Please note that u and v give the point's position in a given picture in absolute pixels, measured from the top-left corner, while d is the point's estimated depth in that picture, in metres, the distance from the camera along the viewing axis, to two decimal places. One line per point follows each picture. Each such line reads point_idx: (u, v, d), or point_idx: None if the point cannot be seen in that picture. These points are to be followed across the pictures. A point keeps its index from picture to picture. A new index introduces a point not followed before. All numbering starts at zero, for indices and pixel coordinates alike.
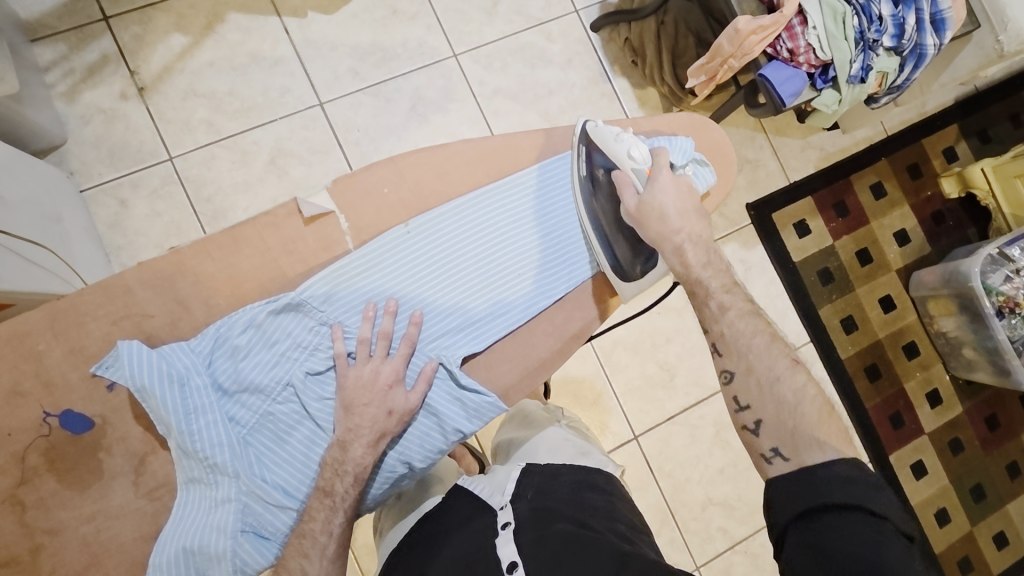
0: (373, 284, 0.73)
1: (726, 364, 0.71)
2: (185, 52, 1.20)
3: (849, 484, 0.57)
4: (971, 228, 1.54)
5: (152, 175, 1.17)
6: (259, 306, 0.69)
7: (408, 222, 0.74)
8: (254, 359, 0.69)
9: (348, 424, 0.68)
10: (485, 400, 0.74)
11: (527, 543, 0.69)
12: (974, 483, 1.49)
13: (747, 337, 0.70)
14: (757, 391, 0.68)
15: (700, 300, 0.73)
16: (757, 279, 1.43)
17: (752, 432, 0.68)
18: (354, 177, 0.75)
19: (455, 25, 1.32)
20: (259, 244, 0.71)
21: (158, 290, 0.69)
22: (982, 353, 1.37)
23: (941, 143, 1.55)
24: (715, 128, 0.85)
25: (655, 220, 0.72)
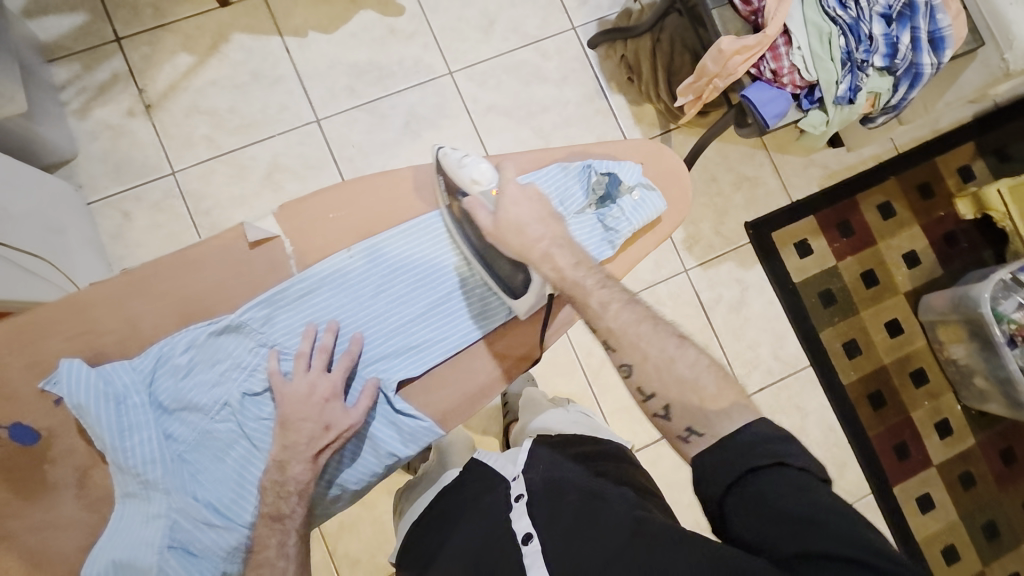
0: (313, 307, 0.74)
1: (623, 357, 0.68)
2: (190, 72, 1.25)
3: (768, 443, 0.57)
4: (987, 250, 1.47)
5: (154, 189, 1.22)
6: (202, 326, 0.71)
7: (350, 247, 0.75)
8: (194, 378, 0.71)
9: (284, 441, 0.70)
10: (418, 424, 0.75)
11: (541, 518, 0.71)
12: (987, 520, 1.41)
13: (627, 326, 0.67)
14: (659, 375, 0.65)
15: (579, 300, 0.70)
16: (755, 300, 1.40)
17: (664, 418, 0.64)
18: (303, 202, 0.76)
19: (451, 43, 1.34)
20: (210, 264, 0.74)
21: (111, 309, 0.72)
22: (994, 383, 1.30)
23: (955, 161, 1.49)
24: (673, 155, 0.84)
25: (513, 232, 0.71)
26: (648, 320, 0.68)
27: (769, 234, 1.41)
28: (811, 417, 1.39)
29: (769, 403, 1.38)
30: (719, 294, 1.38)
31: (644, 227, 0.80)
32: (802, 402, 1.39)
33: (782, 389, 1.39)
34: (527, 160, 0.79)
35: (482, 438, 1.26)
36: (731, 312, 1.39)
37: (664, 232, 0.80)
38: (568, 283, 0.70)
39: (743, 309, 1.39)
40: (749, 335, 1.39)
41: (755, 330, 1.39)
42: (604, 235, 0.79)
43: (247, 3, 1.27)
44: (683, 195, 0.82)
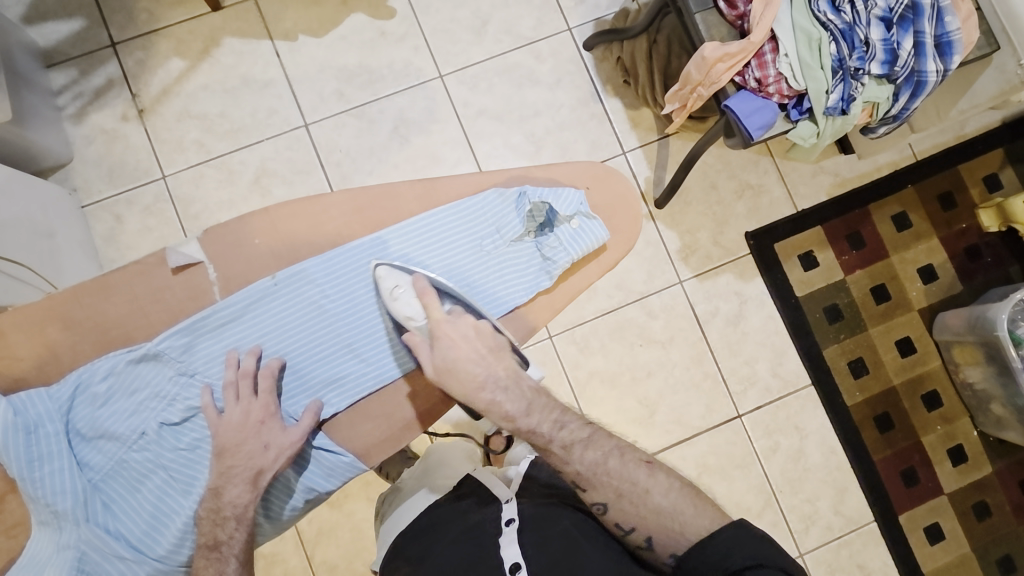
0: (234, 336, 0.73)
1: (596, 496, 0.71)
2: (182, 76, 1.26)
3: (738, 544, 0.63)
4: (1013, 265, 1.37)
5: (145, 193, 1.23)
6: (120, 355, 0.71)
7: (275, 274, 0.74)
8: (112, 407, 0.71)
9: (221, 467, 0.70)
10: (339, 460, 0.75)
11: (529, 545, 0.69)
12: (1002, 554, 1.33)
13: (593, 465, 0.72)
14: (634, 511, 0.70)
15: (542, 443, 0.72)
16: (754, 314, 1.34)
17: (647, 547, 0.69)
18: (226, 227, 0.74)
19: (442, 46, 1.31)
20: (129, 292, 0.73)
21: (31, 333, 0.71)
22: (1013, 411, 1.22)
23: (980, 170, 1.39)
24: (621, 177, 0.83)
25: (454, 380, 0.72)
26: (610, 451, 0.73)
27: (771, 244, 1.34)
28: (810, 439, 1.32)
29: (765, 423, 1.32)
30: (715, 308, 1.33)
31: (586, 255, 0.80)
32: (802, 422, 1.32)
33: (779, 409, 1.32)
34: (469, 185, 0.79)
35: None
36: (728, 326, 1.33)
37: (608, 262, 0.80)
38: (524, 430, 0.73)
39: (741, 323, 1.33)
40: (746, 351, 1.33)
41: (752, 345, 1.33)
42: (539, 269, 0.79)
43: (238, 7, 1.27)
44: (631, 220, 0.82)
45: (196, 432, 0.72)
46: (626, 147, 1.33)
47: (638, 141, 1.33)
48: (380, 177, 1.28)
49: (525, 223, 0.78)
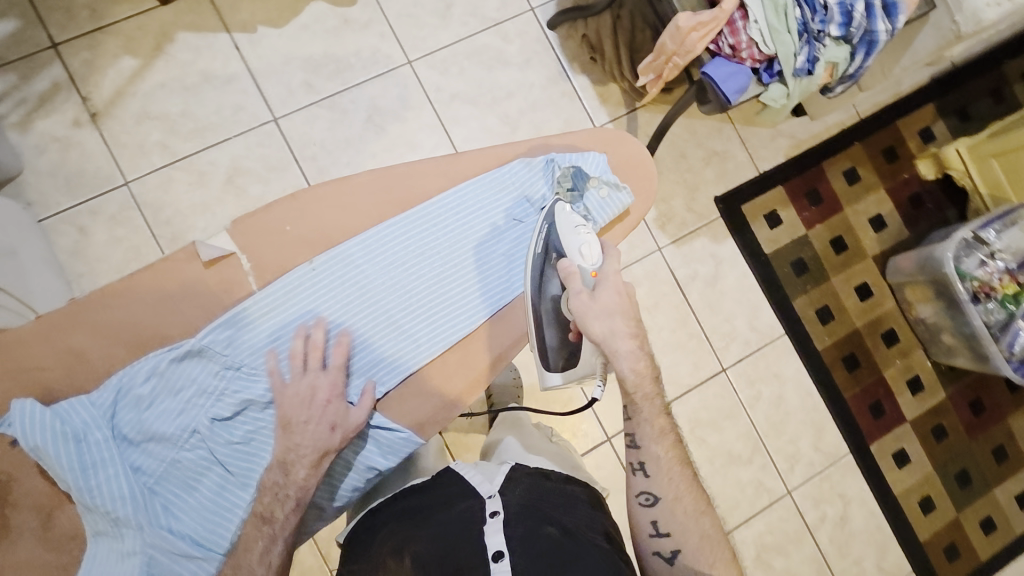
0: (280, 323, 0.77)
1: (650, 487, 0.77)
2: (136, 75, 1.19)
3: None
4: (951, 209, 1.51)
5: (110, 201, 1.17)
6: (161, 355, 0.73)
7: (311, 260, 0.78)
8: (158, 408, 0.73)
9: (288, 442, 0.72)
10: (396, 436, 0.79)
11: (515, 536, 0.69)
12: (959, 469, 1.48)
13: (667, 464, 0.77)
14: (679, 522, 0.75)
15: (643, 416, 0.76)
16: (729, 274, 1.41)
17: (665, 559, 0.76)
18: (254, 217, 0.79)
19: (409, 31, 1.30)
20: (156, 291, 0.76)
21: (53, 341, 0.73)
22: (960, 339, 1.35)
23: (916, 124, 1.51)
24: (635, 142, 0.89)
25: (597, 320, 0.74)
26: (689, 471, 0.78)
27: (739, 207, 1.42)
28: (788, 384, 1.42)
29: (747, 374, 1.40)
30: (694, 271, 1.40)
31: (612, 221, 0.86)
32: (780, 369, 1.42)
33: (759, 360, 1.41)
34: (489, 160, 0.85)
35: (469, 434, 1.22)
36: (706, 287, 1.40)
37: (633, 223, 0.86)
38: (636, 394, 0.75)
39: (718, 284, 1.40)
40: (725, 309, 1.40)
41: (730, 303, 1.41)
42: None
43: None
44: (646, 179, 0.88)
45: (249, 424, 0.75)
46: (597, 122, 1.36)
47: (609, 116, 1.37)
48: (359, 169, 1.26)
49: (552, 189, 0.84)
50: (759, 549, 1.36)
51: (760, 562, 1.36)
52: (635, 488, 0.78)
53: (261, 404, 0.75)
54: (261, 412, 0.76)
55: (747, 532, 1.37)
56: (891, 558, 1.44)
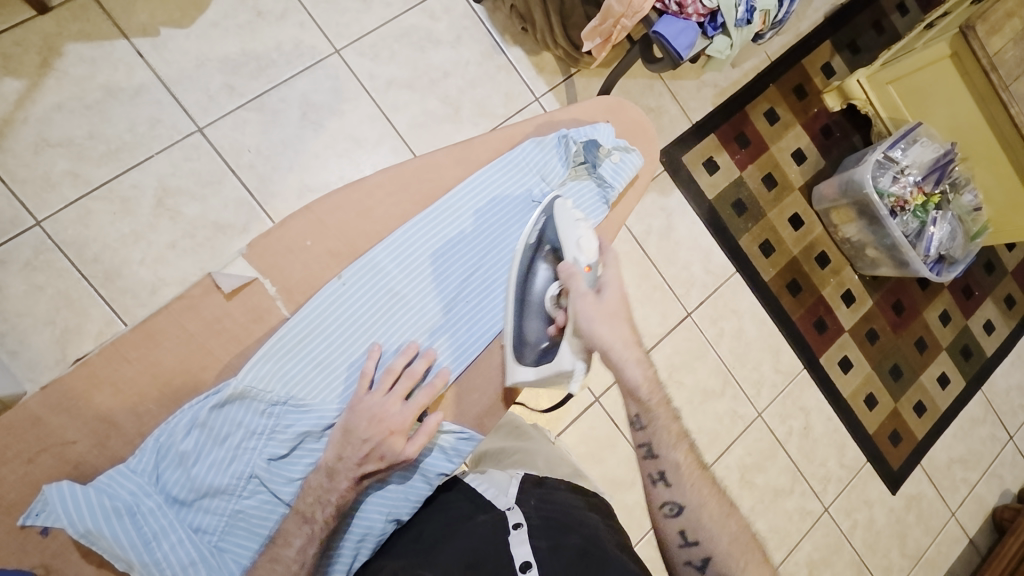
0: (321, 346, 0.77)
1: (674, 496, 0.79)
2: (24, 99, 1.04)
3: None
4: (856, 135, 1.67)
5: (21, 247, 1.03)
6: (201, 404, 0.70)
7: (340, 274, 0.78)
8: (207, 461, 0.71)
9: (340, 452, 0.71)
10: (459, 437, 0.81)
11: (543, 549, 0.67)
12: (892, 364, 1.68)
13: (686, 469, 0.79)
14: (706, 528, 0.77)
15: (660, 422, 0.80)
16: (681, 224, 1.48)
17: (697, 568, 0.77)
18: (270, 237, 0.76)
19: (330, 18, 1.22)
20: (185, 333, 0.72)
21: (73, 412, 0.68)
22: (883, 250, 1.52)
23: (819, 61, 1.64)
24: (631, 107, 0.97)
25: (597, 322, 0.77)
26: (705, 482, 0.80)
27: (680, 157, 1.49)
28: (746, 316, 1.53)
29: (710, 314, 1.50)
30: (649, 226, 1.45)
31: (628, 184, 0.92)
32: (737, 304, 1.53)
33: (718, 299, 1.51)
34: (499, 142, 0.88)
35: None
36: (662, 239, 1.46)
37: (643, 186, 0.94)
38: (644, 402, 0.79)
39: (672, 234, 1.47)
40: (682, 257, 1.48)
41: (686, 251, 1.49)
42: (596, 201, 0.91)
43: (72, 5, 1.07)
44: (647, 142, 0.97)
45: (307, 457, 0.75)
46: (538, 93, 1.36)
47: (547, 85, 1.37)
48: (302, 170, 1.19)
49: (568, 165, 0.89)
50: (742, 471, 1.49)
51: (745, 482, 1.49)
52: (657, 501, 0.80)
53: (316, 433, 0.75)
54: (316, 441, 0.76)
55: (733, 458, 1.49)
56: (850, 453, 1.62)
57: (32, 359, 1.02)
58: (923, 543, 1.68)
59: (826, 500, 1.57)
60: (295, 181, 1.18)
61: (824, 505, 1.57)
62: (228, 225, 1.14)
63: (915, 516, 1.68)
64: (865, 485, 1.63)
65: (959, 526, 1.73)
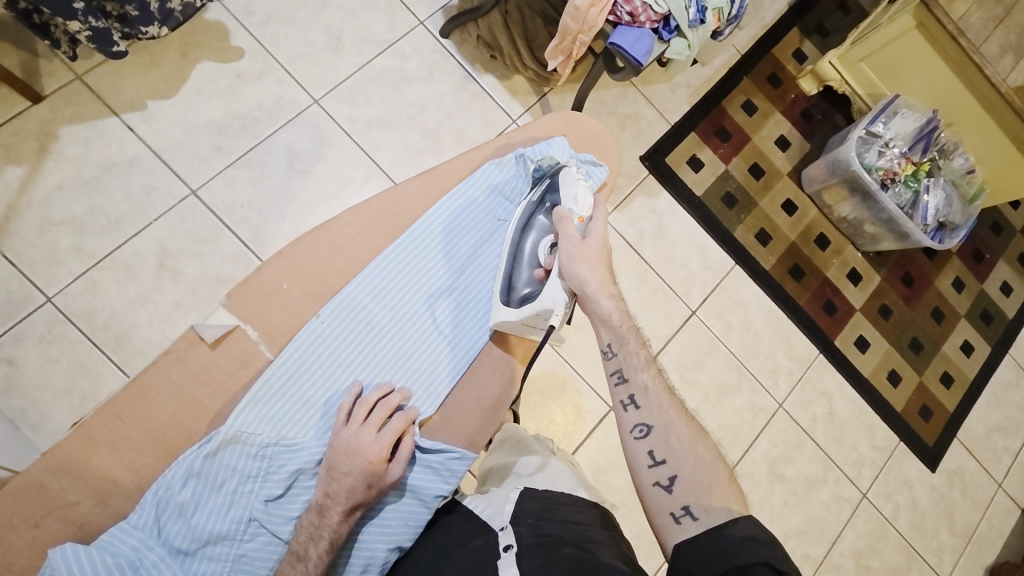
0: (307, 382, 0.78)
1: (644, 418, 0.73)
2: (26, 184, 1.10)
3: (753, 544, 0.60)
4: (838, 115, 1.67)
5: (34, 323, 1.07)
6: (194, 454, 0.71)
7: (318, 313, 0.80)
8: (205, 509, 0.71)
9: (328, 488, 0.71)
10: (450, 456, 0.80)
11: (531, 568, 0.63)
12: (911, 338, 1.64)
13: (655, 390, 0.75)
14: (674, 447, 0.70)
15: (632, 347, 0.77)
16: (672, 224, 1.49)
17: (665, 489, 0.69)
18: (249, 284, 0.79)
19: (306, 70, 1.27)
20: (175, 384, 0.74)
21: (74, 474, 0.69)
22: (881, 224, 1.51)
23: (789, 48, 1.66)
24: (586, 118, 0.99)
25: (586, 258, 0.79)
26: (676, 406, 0.74)
27: (662, 160, 1.50)
28: (751, 307, 1.52)
29: (714, 309, 1.49)
30: (640, 229, 1.46)
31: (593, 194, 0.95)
32: (741, 296, 1.51)
33: (720, 293, 1.50)
34: (461, 168, 0.91)
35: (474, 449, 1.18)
36: (656, 241, 1.47)
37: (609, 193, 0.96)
38: (614, 327, 0.77)
39: (665, 235, 1.48)
40: (677, 256, 1.48)
41: (681, 250, 1.49)
42: None
43: (63, 91, 1.14)
44: (608, 149, 0.99)
45: (303, 494, 0.75)
46: (514, 115, 1.40)
47: (522, 107, 1.40)
48: (295, 218, 1.22)
49: (529, 182, 0.91)
50: (770, 464, 1.46)
51: (775, 476, 1.46)
52: (627, 424, 0.74)
53: (309, 470, 0.75)
54: (311, 478, 0.76)
55: (759, 452, 1.46)
56: (880, 433, 1.57)
57: (54, 431, 1.05)
58: (973, 518, 1.62)
59: (863, 486, 1.53)
60: (289, 229, 1.22)
61: (862, 491, 1.52)
62: (228, 279, 1.17)
63: (959, 491, 1.62)
64: (902, 465, 1.58)
65: (1008, 496, 1.66)
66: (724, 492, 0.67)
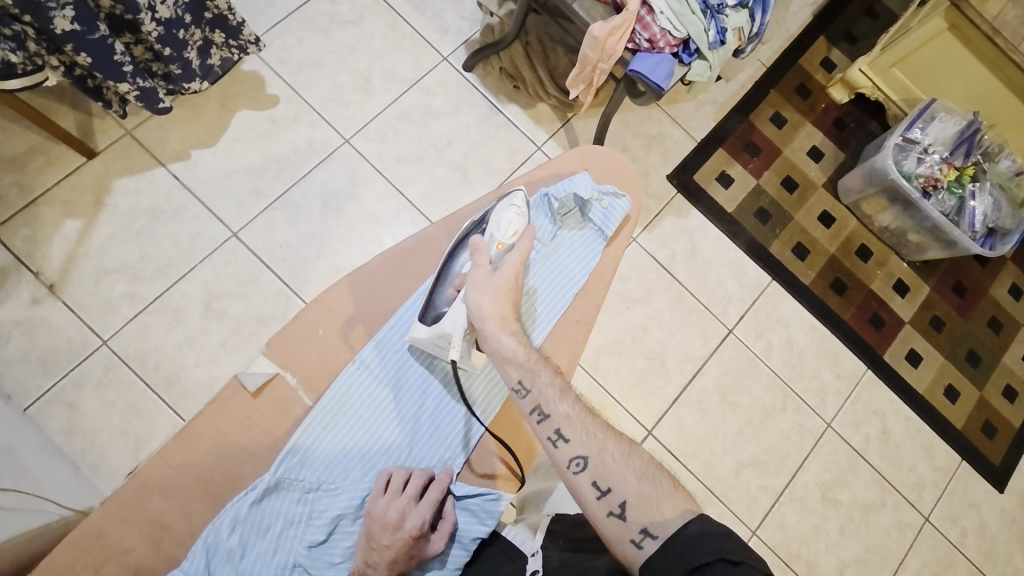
0: (344, 428, 0.80)
1: (576, 449, 0.69)
2: (83, 236, 1.17)
3: (704, 539, 0.59)
4: (872, 122, 1.62)
5: (92, 367, 1.12)
6: (241, 500, 0.73)
7: (354, 359, 0.83)
8: (253, 554, 0.72)
9: (369, 550, 0.71)
10: (486, 497, 0.78)
11: None
12: (967, 350, 1.56)
13: (578, 417, 0.71)
14: (614, 471, 0.67)
15: (545, 379, 0.73)
16: (704, 242, 1.47)
17: (619, 516, 0.64)
18: (286, 331, 0.82)
19: (337, 113, 1.32)
20: (222, 432, 0.77)
21: (130, 520, 0.72)
22: (927, 233, 1.45)
23: (816, 58, 1.63)
24: (607, 150, 0.99)
25: (493, 295, 0.76)
26: (602, 427, 0.71)
27: (691, 178, 1.48)
28: (792, 324, 1.47)
29: (754, 328, 1.45)
30: (672, 250, 1.44)
31: (619, 228, 0.95)
32: (780, 314, 1.47)
33: (759, 311, 1.46)
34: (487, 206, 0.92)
35: None
36: (688, 261, 1.45)
37: (634, 224, 0.96)
38: (522, 364, 0.73)
39: (698, 254, 1.45)
40: (712, 275, 1.45)
41: (715, 268, 1.46)
42: (589, 243, 0.93)
43: (115, 146, 1.21)
44: (630, 179, 0.98)
45: (345, 539, 0.75)
46: (539, 142, 1.41)
47: (547, 133, 1.42)
48: (331, 255, 1.26)
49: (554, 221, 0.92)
50: (822, 489, 1.39)
51: (829, 501, 1.39)
52: (562, 461, 0.69)
53: (350, 514, 0.75)
54: (352, 523, 0.75)
55: (810, 475, 1.40)
56: (940, 453, 1.48)
57: (111, 471, 1.10)
58: None
59: (925, 509, 1.44)
60: (325, 266, 1.25)
61: (924, 515, 1.44)
62: (270, 318, 1.21)
63: None
64: (967, 487, 1.48)
65: None
66: (676, 498, 0.65)
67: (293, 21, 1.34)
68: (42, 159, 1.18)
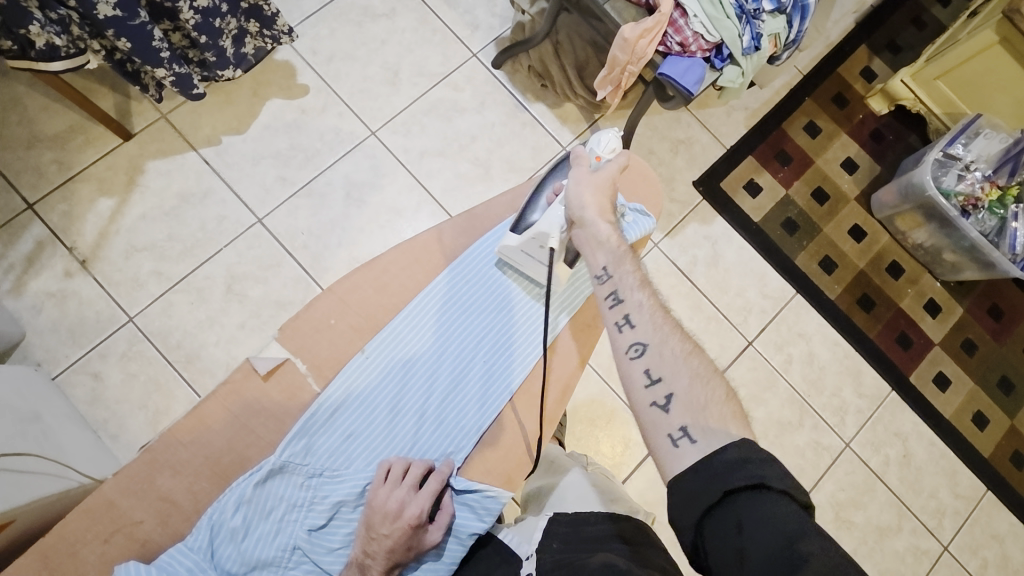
0: (349, 417, 0.81)
1: (639, 336, 0.68)
2: (115, 214, 1.21)
3: (746, 465, 0.55)
4: (911, 135, 1.57)
5: (118, 340, 1.16)
6: (246, 482, 0.74)
7: (363, 349, 0.83)
8: (255, 536, 0.74)
9: (369, 538, 0.73)
10: (486, 495, 0.79)
11: None
12: (999, 376, 1.50)
13: (650, 307, 0.70)
14: (671, 363, 0.66)
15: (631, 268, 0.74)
16: (727, 251, 1.44)
17: (662, 408, 0.63)
18: (300, 319, 0.83)
19: (365, 104, 1.34)
20: (231, 414, 0.79)
21: (141, 493, 0.74)
22: (963, 253, 1.39)
23: (856, 66, 1.58)
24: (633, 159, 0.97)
25: (590, 194, 0.78)
26: (667, 324, 0.70)
27: (717, 184, 1.46)
28: (814, 339, 1.43)
29: (774, 340, 1.41)
30: (693, 256, 1.42)
31: (638, 243, 0.92)
32: (803, 327, 1.43)
33: (780, 323, 1.43)
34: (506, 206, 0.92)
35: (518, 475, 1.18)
36: (710, 269, 1.42)
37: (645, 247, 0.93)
38: (608, 250, 0.75)
39: (720, 262, 1.43)
40: (733, 284, 1.42)
41: (737, 277, 1.43)
42: None
43: (150, 129, 1.25)
44: (652, 192, 0.97)
45: (345, 526, 0.77)
46: (564, 142, 1.40)
47: (573, 134, 1.41)
48: (351, 245, 1.28)
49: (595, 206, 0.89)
50: (836, 509, 1.36)
51: (842, 521, 1.35)
52: (621, 345, 0.69)
53: (351, 502, 0.77)
54: (352, 510, 0.78)
55: (824, 494, 1.36)
56: (964, 481, 1.43)
57: (130, 441, 1.13)
58: None
59: (944, 538, 1.39)
60: (345, 256, 1.27)
61: (943, 544, 1.39)
62: (289, 303, 1.23)
63: None
64: (990, 518, 1.42)
65: None
66: (722, 404, 0.63)
67: (327, 13, 1.36)
68: (81, 138, 1.22)
